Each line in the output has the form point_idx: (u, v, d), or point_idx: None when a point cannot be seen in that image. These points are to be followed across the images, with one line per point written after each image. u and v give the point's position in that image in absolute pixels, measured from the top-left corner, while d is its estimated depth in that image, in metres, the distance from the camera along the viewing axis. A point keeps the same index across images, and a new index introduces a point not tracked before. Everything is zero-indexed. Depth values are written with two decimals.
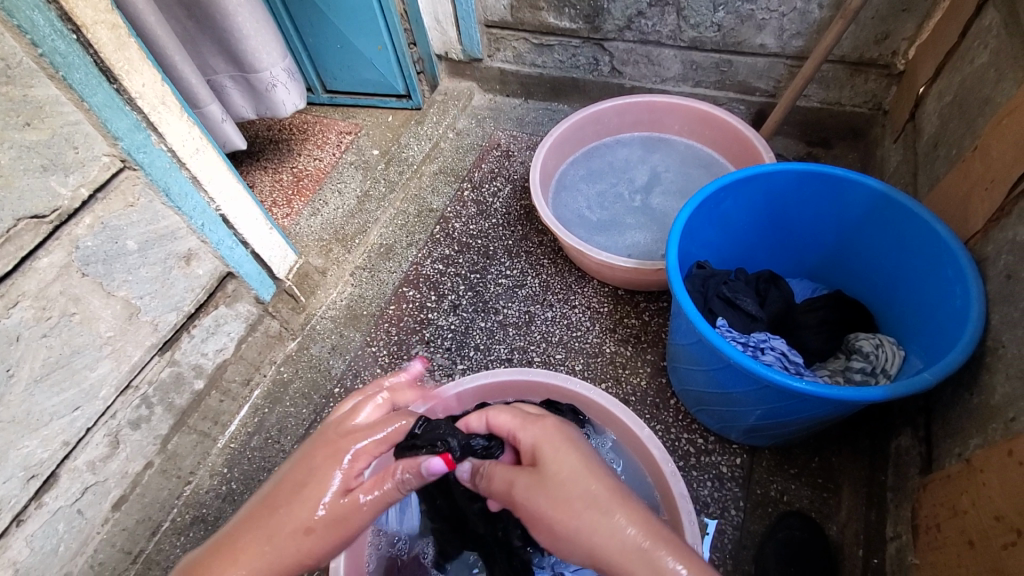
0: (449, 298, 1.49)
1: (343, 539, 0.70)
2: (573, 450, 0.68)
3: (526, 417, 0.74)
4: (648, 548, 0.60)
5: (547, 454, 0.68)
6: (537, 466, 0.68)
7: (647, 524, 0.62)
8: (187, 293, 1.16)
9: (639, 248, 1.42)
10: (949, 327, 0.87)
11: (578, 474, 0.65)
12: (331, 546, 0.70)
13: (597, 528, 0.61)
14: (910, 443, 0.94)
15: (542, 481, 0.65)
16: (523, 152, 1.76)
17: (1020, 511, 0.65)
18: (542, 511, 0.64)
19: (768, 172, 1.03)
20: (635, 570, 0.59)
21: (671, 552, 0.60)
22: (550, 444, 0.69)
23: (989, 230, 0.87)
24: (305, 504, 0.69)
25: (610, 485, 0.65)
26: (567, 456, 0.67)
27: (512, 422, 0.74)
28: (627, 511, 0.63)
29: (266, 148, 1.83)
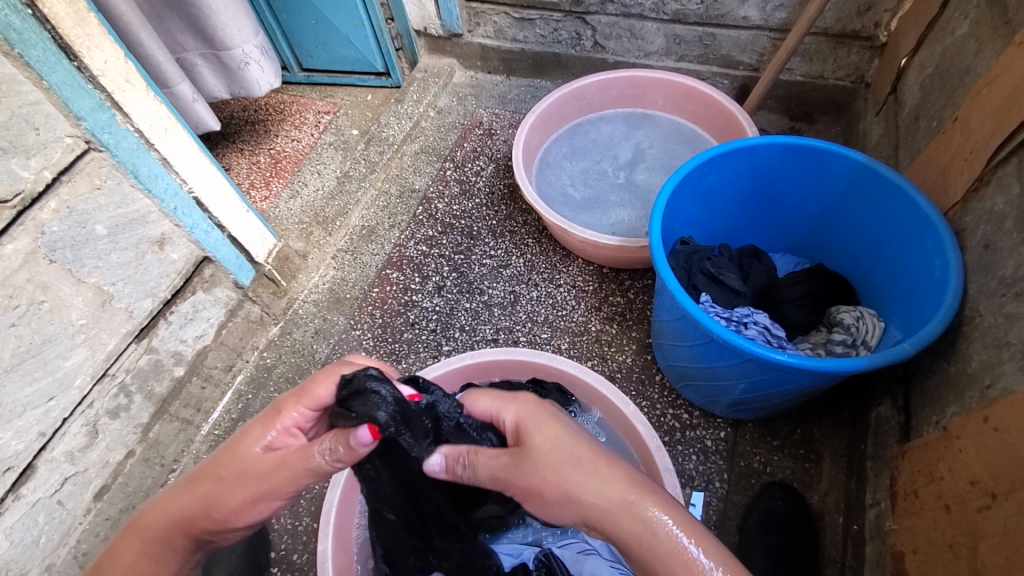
0: (434, 280, 1.47)
1: (255, 501, 0.68)
2: (552, 423, 0.67)
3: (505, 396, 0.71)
4: (635, 503, 0.61)
5: (528, 430, 0.67)
6: (520, 443, 0.66)
7: (632, 481, 0.62)
8: (162, 279, 1.13)
9: (624, 225, 1.42)
10: (928, 298, 0.88)
11: (558, 443, 0.65)
12: (240, 506, 0.68)
13: (585, 490, 0.61)
14: (889, 413, 0.95)
15: (525, 457, 0.65)
16: (506, 130, 1.73)
17: (995, 475, 0.66)
18: (529, 480, 0.63)
19: (751, 146, 1.02)
20: (625, 525, 0.60)
21: (659, 506, 0.61)
22: (530, 419, 0.68)
23: (967, 200, 0.88)
24: (228, 459, 0.69)
25: (593, 448, 0.65)
26: (545, 430, 0.66)
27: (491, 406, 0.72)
28: (610, 475, 0.63)
29: (242, 129, 1.77)
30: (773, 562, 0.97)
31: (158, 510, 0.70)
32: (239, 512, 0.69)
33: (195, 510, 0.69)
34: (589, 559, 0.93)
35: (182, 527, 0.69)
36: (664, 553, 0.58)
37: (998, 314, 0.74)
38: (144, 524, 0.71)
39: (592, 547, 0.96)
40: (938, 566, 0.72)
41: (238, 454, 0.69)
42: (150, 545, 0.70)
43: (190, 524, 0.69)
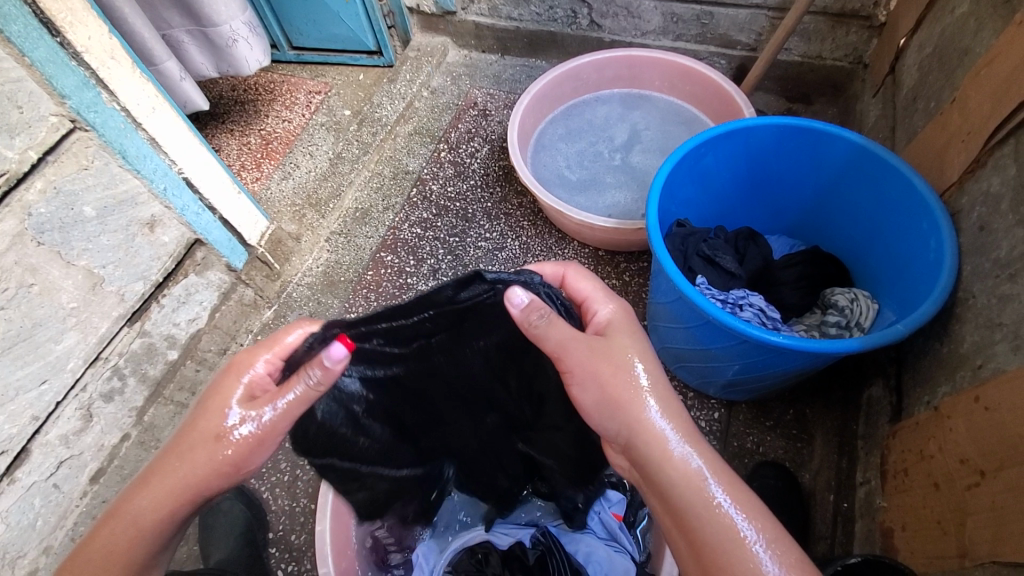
0: (428, 262, 1.46)
1: (259, 443, 0.67)
2: (643, 342, 0.72)
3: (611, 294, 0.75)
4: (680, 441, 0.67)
5: (618, 333, 0.71)
6: (607, 337, 0.70)
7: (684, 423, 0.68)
8: (153, 262, 1.11)
9: (620, 207, 1.41)
10: (923, 280, 0.88)
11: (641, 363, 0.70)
12: (246, 454, 0.67)
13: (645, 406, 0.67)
14: (881, 393, 0.96)
15: (609, 354, 0.69)
16: (500, 111, 1.71)
17: (984, 453, 0.67)
18: (598, 369, 0.67)
19: (749, 127, 1.01)
20: (664, 451, 0.66)
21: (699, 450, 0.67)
22: (622, 326, 0.72)
23: (964, 182, 0.88)
24: (209, 418, 0.67)
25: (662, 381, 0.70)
26: (635, 343, 0.71)
27: (595, 293, 0.74)
28: (672, 407, 0.69)
29: (232, 109, 1.74)
30: None
31: (146, 488, 0.68)
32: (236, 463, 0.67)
33: (198, 471, 0.67)
34: (584, 538, 0.95)
35: (182, 492, 0.67)
36: (686, 483, 0.64)
37: (992, 295, 0.75)
38: (131, 508, 0.67)
39: (587, 525, 0.97)
40: (928, 542, 0.73)
41: (218, 410, 0.68)
42: (156, 525, 0.68)
43: (198, 487, 0.67)
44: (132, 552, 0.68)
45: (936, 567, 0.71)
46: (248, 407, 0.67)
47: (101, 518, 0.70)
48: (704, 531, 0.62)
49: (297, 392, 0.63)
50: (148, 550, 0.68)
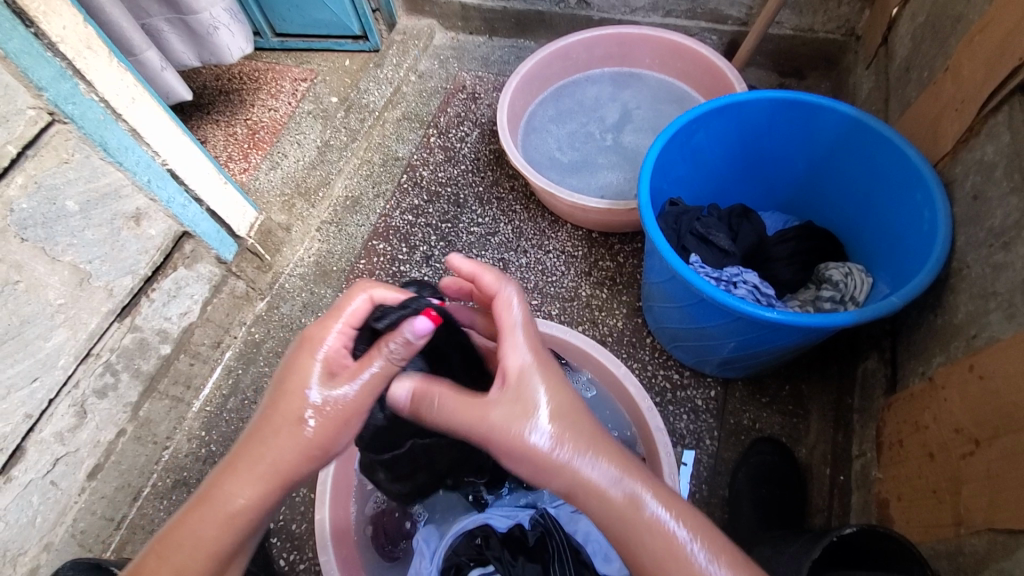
0: (421, 249, 1.45)
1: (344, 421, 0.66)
2: (559, 384, 0.68)
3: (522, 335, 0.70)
4: (622, 480, 0.63)
5: (534, 386, 0.66)
6: (520, 397, 0.66)
7: (621, 459, 0.65)
8: (141, 255, 1.10)
9: (612, 188, 1.40)
10: (917, 252, 0.88)
11: (565, 410, 0.66)
12: (333, 431, 0.65)
13: (576, 460, 0.63)
14: (876, 366, 0.96)
15: (524, 415, 0.65)
16: (490, 94, 1.68)
17: (980, 422, 0.68)
18: (519, 444, 0.64)
19: (740, 102, 1.00)
20: (610, 500, 0.62)
21: (643, 484, 0.63)
22: (532, 376, 0.67)
23: (957, 151, 0.87)
24: (292, 399, 0.65)
25: (589, 423, 0.67)
26: (553, 394, 0.67)
27: (512, 333, 0.70)
28: (605, 451, 0.65)
29: (216, 99, 1.71)
30: (763, 513, 0.99)
31: (237, 474, 0.64)
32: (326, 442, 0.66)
33: (289, 452, 0.64)
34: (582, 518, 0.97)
35: (269, 476, 0.64)
36: (643, 527, 0.61)
37: (986, 264, 0.74)
38: (224, 493, 0.63)
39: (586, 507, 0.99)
40: (924, 511, 0.74)
41: (300, 388, 0.65)
42: (244, 513, 0.63)
43: (287, 469, 0.64)
44: (222, 541, 0.63)
45: (931, 536, 0.72)
46: (331, 386, 0.65)
47: (186, 506, 0.65)
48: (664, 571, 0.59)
49: (377, 366, 0.65)
50: (240, 536, 0.64)
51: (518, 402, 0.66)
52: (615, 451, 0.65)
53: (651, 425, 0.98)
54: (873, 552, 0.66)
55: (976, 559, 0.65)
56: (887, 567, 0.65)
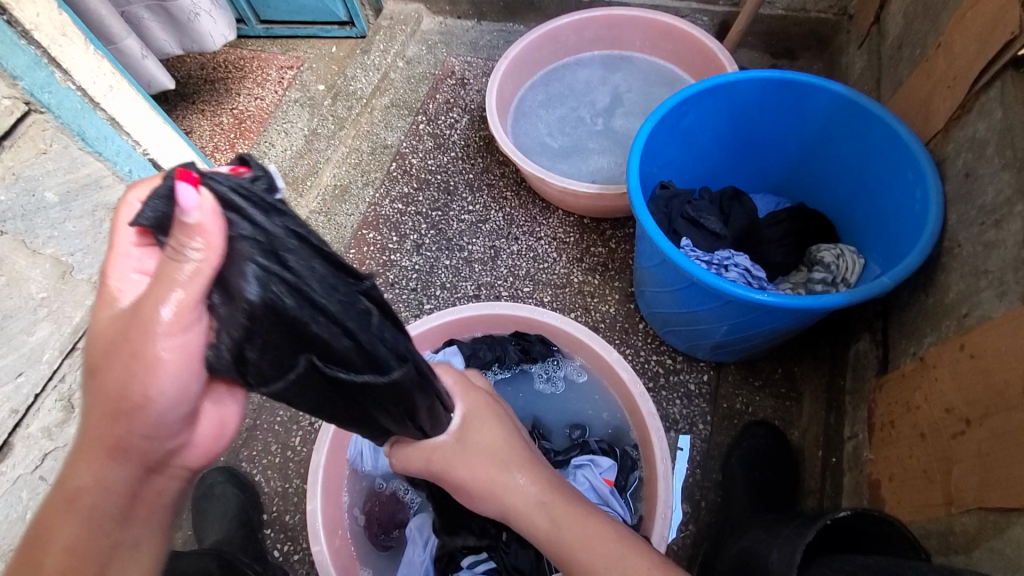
0: (411, 238, 1.44)
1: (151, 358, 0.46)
2: (500, 422, 0.75)
3: (468, 386, 0.78)
4: (549, 503, 0.67)
5: (477, 427, 0.74)
6: (464, 437, 0.72)
7: (550, 485, 0.70)
8: None
9: (603, 173, 1.38)
10: (908, 232, 0.87)
11: (504, 444, 0.72)
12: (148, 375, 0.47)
13: (511, 490, 0.68)
14: (868, 347, 0.96)
15: (467, 451, 0.71)
16: (479, 79, 1.66)
17: (970, 401, 0.67)
18: (464, 479, 0.70)
19: (730, 82, 0.99)
20: (539, 524, 0.66)
21: (570, 507, 0.67)
22: (476, 418, 0.74)
23: (949, 129, 0.86)
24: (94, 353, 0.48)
25: (526, 455, 0.72)
26: (493, 430, 0.74)
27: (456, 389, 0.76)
28: (536, 471, 0.70)
29: (201, 88, 1.67)
30: (756, 496, 0.99)
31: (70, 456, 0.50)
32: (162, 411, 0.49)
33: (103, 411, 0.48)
34: None
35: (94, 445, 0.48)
36: (568, 547, 0.64)
37: (977, 243, 0.74)
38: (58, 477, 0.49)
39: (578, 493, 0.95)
40: (914, 491, 0.74)
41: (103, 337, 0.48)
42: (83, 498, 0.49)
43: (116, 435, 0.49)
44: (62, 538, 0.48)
45: (922, 515, 0.72)
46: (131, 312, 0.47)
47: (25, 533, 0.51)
48: None
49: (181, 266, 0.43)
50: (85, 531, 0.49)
51: (464, 440, 0.72)
52: (546, 473, 0.71)
53: (643, 410, 0.98)
54: (866, 535, 0.66)
55: (966, 538, 0.65)
56: (880, 549, 0.64)
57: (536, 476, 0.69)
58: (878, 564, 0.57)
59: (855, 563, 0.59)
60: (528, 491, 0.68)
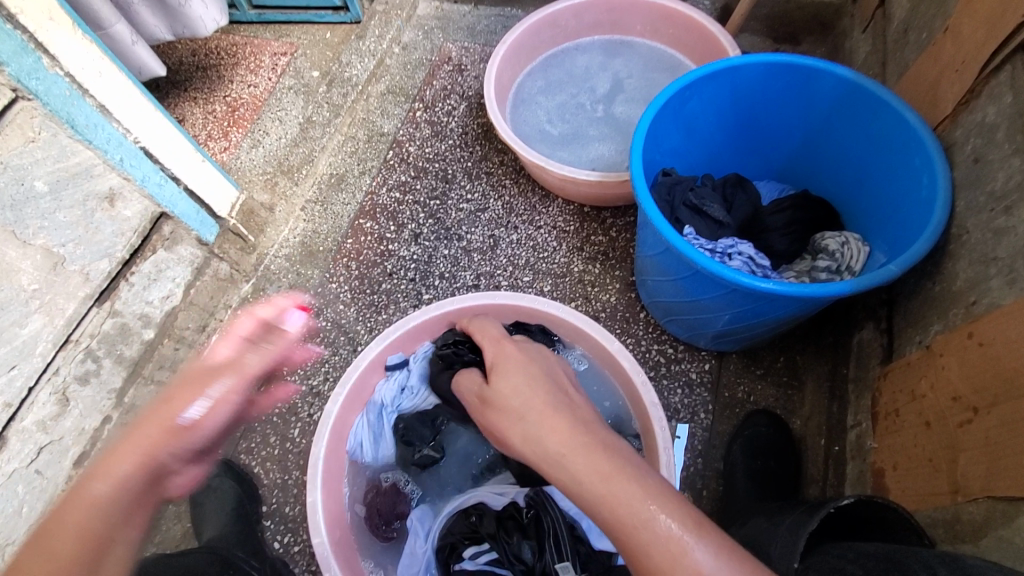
0: (409, 228, 1.42)
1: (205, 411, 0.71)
2: (523, 366, 0.64)
3: (500, 338, 0.72)
4: (566, 454, 0.54)
5: (501, 374, 0.65)
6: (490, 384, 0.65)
7: (573, 428, 0.55)
8: (117, 238, 1.06)
9: (604, 160, 1.36)
10: (915, 218, 0.86)
11: (525, 386, 0.62)
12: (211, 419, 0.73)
13: (525, 439, 0.57)
14: (872, 335, 0.95)
15: (492, 399, 0.64)
16: (476, 65, 1.63)
17: (977, 390, 0.67)
18: (490, 427, 0.64)
19: (735, 66, 0.97)
20: (555, 478, 0.54)
21: (593, 455, 0.53)
22: (500, 364, 0.66)
23: (958, 114, 0.84)
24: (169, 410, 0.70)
25: (547, 397, 0.59)
26: (514, 374, 0.64)
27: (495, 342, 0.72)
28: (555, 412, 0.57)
29: (193, 76, 1.64)
30: (759, 485, 0.99)
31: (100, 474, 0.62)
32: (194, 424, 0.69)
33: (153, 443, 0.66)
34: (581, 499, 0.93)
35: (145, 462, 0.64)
36: (593, 500, 0.52)
37: (986, 230, 0.73)
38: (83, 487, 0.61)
39: None
40: (919, 479, 0.74)
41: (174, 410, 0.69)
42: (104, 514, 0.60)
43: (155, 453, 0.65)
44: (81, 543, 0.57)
45: (927, 504, 0.72)
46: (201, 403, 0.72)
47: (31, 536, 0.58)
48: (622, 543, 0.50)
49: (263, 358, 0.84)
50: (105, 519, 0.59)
51: (489, 388, 0.65)
52: (568, 411, 0.57)
53: (645, 400, 0.97)
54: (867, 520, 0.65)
55: (973, 527, 0.64)
56: (884, 536, 0.64)
57: (554, 416, 0.57)
58: (882, 553, 0.56)
59: (858, 552, 0.58)
60: (541, 438, 0.56)
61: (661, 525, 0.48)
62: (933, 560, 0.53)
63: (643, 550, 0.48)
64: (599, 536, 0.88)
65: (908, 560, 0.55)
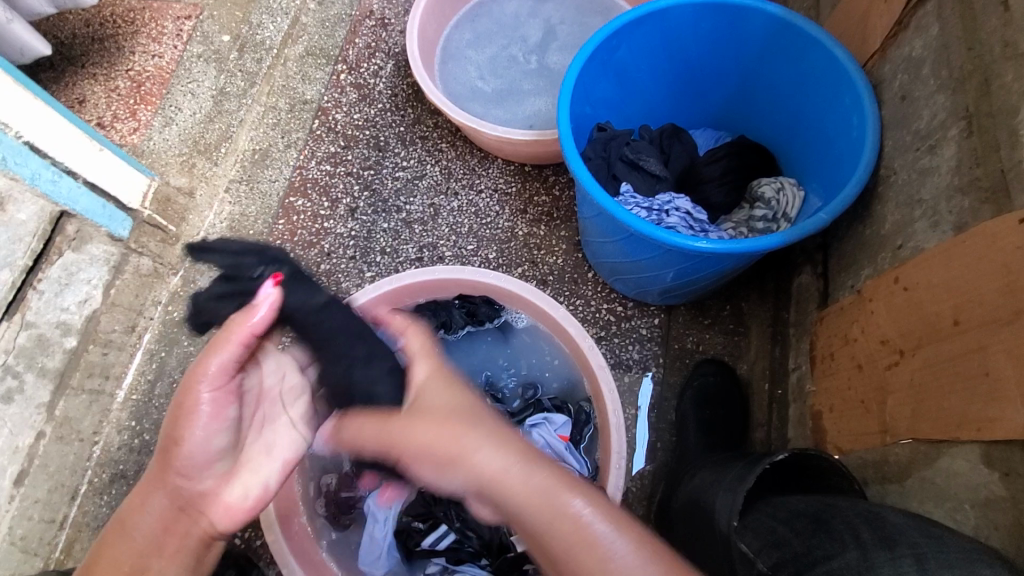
0: (344, 202, 1.34)
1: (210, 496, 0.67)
2: (457, 422, 0.59)
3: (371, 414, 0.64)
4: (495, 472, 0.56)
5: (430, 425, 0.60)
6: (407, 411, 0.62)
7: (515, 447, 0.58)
8: (14, 245, 1.00)
9: (542, 117, 1.30)
10: (846, 160, 0.85)
11: (437, 446, 0.58)
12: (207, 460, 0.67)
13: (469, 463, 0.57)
14: (809, 280, 0.96)
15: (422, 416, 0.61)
16: (401, 18, 1.49)
17: (904, 333, 0.69)
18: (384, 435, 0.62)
19: (661, 9, 0.91)
20: (529, 510, 0.55)
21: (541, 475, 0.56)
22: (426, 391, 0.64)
23: (886, 48, 0.83)
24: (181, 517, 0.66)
25: (488, 431, 0.58)
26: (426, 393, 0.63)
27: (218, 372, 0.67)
28: (572, 485, 0.57)
29: (90, 49, 1.34)
30: (710, 435, 1.01)
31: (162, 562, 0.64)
32: (195, 447, 0.68)
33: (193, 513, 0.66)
34: None
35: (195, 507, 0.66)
36: (545, 518, 0.55)
37: (912, 170, 0.74)
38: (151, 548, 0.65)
39: None
40: (852, 421, 0.76)
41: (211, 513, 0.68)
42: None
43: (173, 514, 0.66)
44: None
45: (860, 444, 0.74)
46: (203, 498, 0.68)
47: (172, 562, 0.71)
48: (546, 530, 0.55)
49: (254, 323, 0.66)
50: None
51: (441, 452, 0.58)
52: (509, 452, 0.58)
53: (593, 363, 0.97)
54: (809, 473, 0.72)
55: (899, 467, 0.68)
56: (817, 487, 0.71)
57: (502, 445, 0.58)
58: (811, 512, 0.62)
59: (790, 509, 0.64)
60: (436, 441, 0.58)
61: (480, 458, 0.56)
62: (855, 518, 0.59)
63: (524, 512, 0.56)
64: None
65: (832, 519, 0.60)
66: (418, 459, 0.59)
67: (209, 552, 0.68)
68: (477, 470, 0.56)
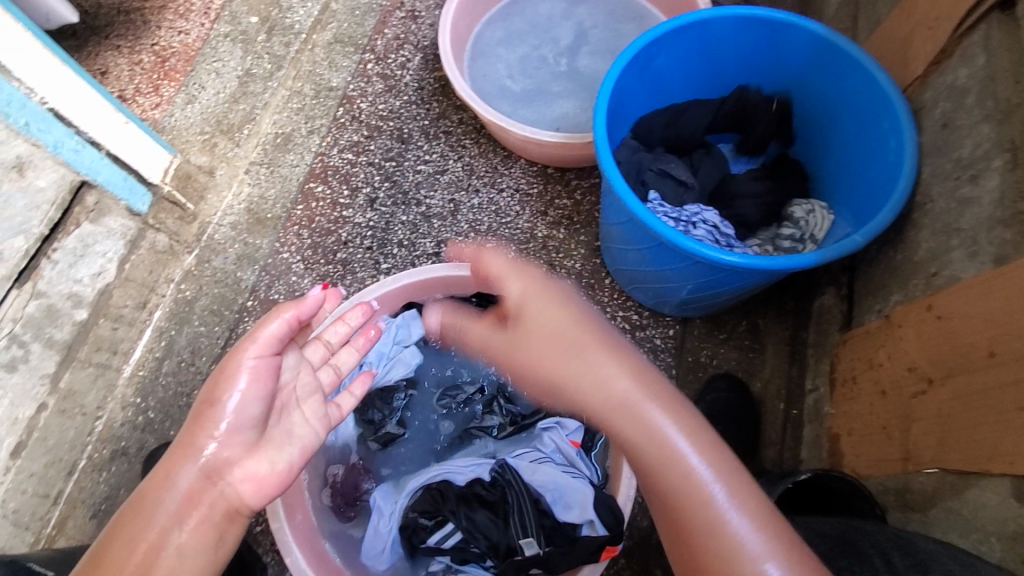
0: (364, 192, 1.33)
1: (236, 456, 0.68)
2: (616, 354, 0.62)
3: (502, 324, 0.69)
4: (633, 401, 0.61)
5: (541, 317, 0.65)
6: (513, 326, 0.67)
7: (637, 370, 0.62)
8: (30, 212, 0.98)
9: (569, 120, 1.29)
10: (880, 184, 0.85)
11: (557, 361, 0.64)
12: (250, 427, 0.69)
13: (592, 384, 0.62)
14: (832, 301, 0.96)
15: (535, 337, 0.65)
16: (431, 12, 1.47)
17: (934, 361, 0.68)
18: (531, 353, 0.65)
19: (704, 20, 0.91)
20: (622, 421, 0.61)
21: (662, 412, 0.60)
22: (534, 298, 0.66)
23: (928, 75, 0.82)
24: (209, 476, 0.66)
25: (632, 369, 0.62)
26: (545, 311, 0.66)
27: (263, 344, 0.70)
28: (685, 419, 0.61)
29: (115, 20, 1.33)
30: None
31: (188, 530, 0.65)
32: (229, 411, 0.68)
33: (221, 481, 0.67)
34: (543, 467, 0.92)
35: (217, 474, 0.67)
36: (647, 444, 0.60)
37: (950, 198, 0.74)
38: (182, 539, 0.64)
39: (545, 454, 0.94)
40: (872, 446, 0.76)
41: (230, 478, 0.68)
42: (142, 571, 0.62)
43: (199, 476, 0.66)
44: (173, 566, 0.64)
45: (880, 470, 0.74)
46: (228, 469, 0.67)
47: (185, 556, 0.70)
48: (667, 474, 0.59)
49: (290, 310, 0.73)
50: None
51: (584, 352, 0.62)
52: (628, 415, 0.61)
53: None
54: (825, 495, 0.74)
55: (923, 496, 0.68)
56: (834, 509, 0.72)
57: (625, 362, 0.62)
58: (838, 534, 0.63)
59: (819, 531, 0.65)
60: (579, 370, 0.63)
61: (617, 383, 0.61)
62: (885, 542, 0.59)
63: (635, 445, 0.61)
64: (564, 508, 0.88)
65: (859, 540, 0.61)
66: (544, 365, 0.65)
67: (230, 529, 0.67)
68: (646, 420, 0.60)
